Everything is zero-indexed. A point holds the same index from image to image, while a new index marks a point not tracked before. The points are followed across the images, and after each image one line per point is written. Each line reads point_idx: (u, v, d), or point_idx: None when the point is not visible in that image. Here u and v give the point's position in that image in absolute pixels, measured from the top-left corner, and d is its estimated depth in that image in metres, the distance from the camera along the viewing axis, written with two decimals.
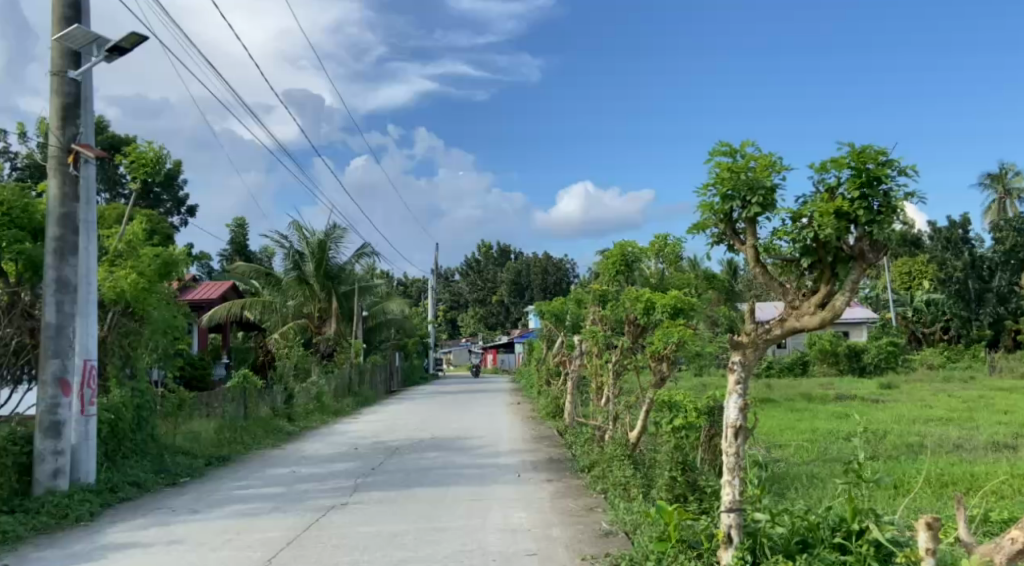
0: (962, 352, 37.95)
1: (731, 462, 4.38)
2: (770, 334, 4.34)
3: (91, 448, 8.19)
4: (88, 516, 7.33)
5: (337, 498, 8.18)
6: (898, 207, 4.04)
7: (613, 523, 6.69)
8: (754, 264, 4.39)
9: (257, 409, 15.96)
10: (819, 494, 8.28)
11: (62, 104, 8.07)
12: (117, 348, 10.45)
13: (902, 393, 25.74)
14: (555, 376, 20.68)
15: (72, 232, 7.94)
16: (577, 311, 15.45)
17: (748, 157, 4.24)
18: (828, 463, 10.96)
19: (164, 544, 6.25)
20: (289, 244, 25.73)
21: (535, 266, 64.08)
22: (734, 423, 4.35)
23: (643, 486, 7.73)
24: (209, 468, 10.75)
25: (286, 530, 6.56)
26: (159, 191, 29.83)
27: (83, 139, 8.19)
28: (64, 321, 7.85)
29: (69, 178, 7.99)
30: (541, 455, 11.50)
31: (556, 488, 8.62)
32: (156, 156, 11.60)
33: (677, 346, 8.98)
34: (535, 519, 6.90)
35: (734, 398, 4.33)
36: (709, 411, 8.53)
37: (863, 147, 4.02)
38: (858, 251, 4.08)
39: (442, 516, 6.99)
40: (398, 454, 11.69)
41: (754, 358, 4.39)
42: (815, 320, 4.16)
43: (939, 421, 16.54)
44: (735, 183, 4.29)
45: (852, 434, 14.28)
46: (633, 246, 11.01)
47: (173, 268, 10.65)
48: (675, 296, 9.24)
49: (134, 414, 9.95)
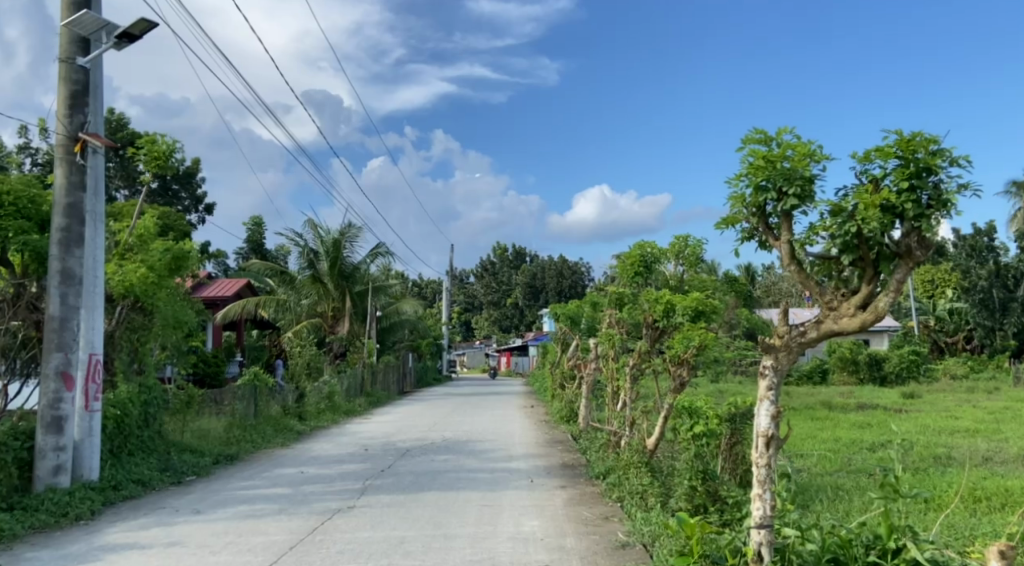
0: (985, 362, 37.38)
1: (762, 474, 4.06)
2: (805, 337, 4.02)
3: (94, 444, 8.00)
4: (88, 514, 7.13)
5: (343, 501, 7.92)
6: (949, 200, 3.74)
7: (630, 534, 6.37)
8: (788, 261, 4.09)
9: (268, 407, 15.80)
10: (848, 507, 7.97)
11: (70, 92, 7.89)
12: (125, 343, 10.31)
13: (926, 403, 25.17)
14: (569, 379, 20.37)
15: (78, 223, 7.72)
16: (592, 314, 15.13)
17: (785, 145, 3.93)
18: (853, 475, 10.59)
19: (162, 546, 6.01)
20: (304, 242, 25.54)
21: (551, 270, 63.45)
22: (765, 432, 4.02)
23: (661, 495, 7.47)
24: (216, 467, 10.52)
25: (289, 535, 6.31)
26: (177, 188, 29.81)
27: (91, 127, 7.99)
28: (68, 314, 7.66)
29: (76, 167, 7.82)
30: (556, 460, 11.22)
31: (570, 496, 8.31)
32: (169, 149, 11.42)
33: (698, 350, 8.69)
34: (548, 528, 6.60)
35: (765, 405, 4.02)
36: (730, 418, 8.30)
37: (912, 135, 3.72)
38: (904, 248, 3.78)
39: (451, 522, 6.72)
40: (409, 456, 11.44)
41: (788, 363, 4.06)
42: (856, 322, 3.87)
43: (966, 433, 16.05)
44: (770, 173, 3.98)
45: (877, 445, 13.89)
46: (652, 247, 10.63)
47: (184, 263, 10.50)
48: (696, 299, 8.94)
49: (141, 410, 9.75)
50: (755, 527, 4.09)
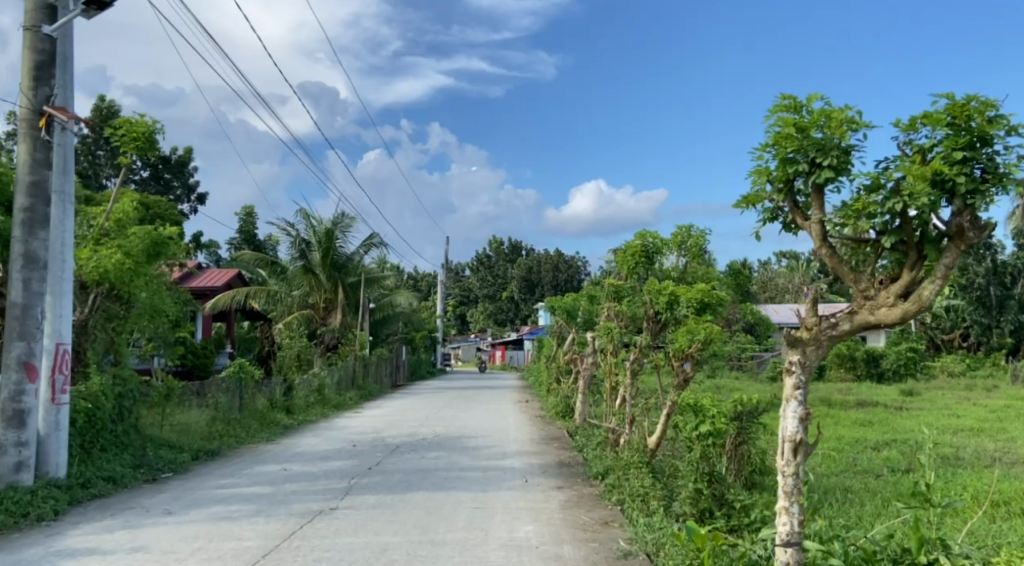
0: (982, 361, 37.07)
1: (788, 484, 3.58)
2: (837, 329, 3.55)
3: (62, 439, 7.51)
4: (51, 514, 6.65)
5: (325, 502, 7.43)
6: (1006, 174, 3.28)
7: (632, 542, 5.91)
8: (819, 244, 3.61)
9: (254, 400, 15.29)
10: (864, 512, 7.53)
11: (35, 63, 7.39)
12: (100, 332, 9.81)
13: (927, 401, 24.80)
14: (565, 374, 19.91)
15: (42, 203, 7.26)
16: (590, 308, 14.60)
17: (818, 111, 3.46)
18: (860, 476, 10.16)
19: (125, 552, 5.53)
20: (295, 232, 24.99)
21: (545, 264, 62.58)
22: (792, 437, 3.55)
23: (664, 498, 7.06)
24: (195, 463, 10.05)
25: (263, 540, 5.83)
26: (170, 176, 29.23)
27: (58, 101, 7.48)
28: (32, 300, 7.17)
29: (40, 144, 7.34)
30: (551, 458, 10.82)
31: (566, 497, 7.86)
32: (149, 129, 10.90)
33: (703, 344, 8.22)
34: (542, 534, 6.14)
35: (792, 407, 3.55)
36: (735, 417, 7.83)
37: (966, 99, 3.29)
38: (955, 228, 3.31)
39: (439, 527, 6.26)
40: (398, 453, 10.98)
41: (817, 358, 3.59)
42: (896, 313, 3.40)
43: (970, 431, 15.66)
44: (798, 143, 3.51)
45: (881, 443, 13.47)
46: (654, 236, 10.06)
47: (163, 248, 9.85)
48: (702, 291, 8.48)
49: (115, 403, 9.24)
50: (781, 544, 3.62)
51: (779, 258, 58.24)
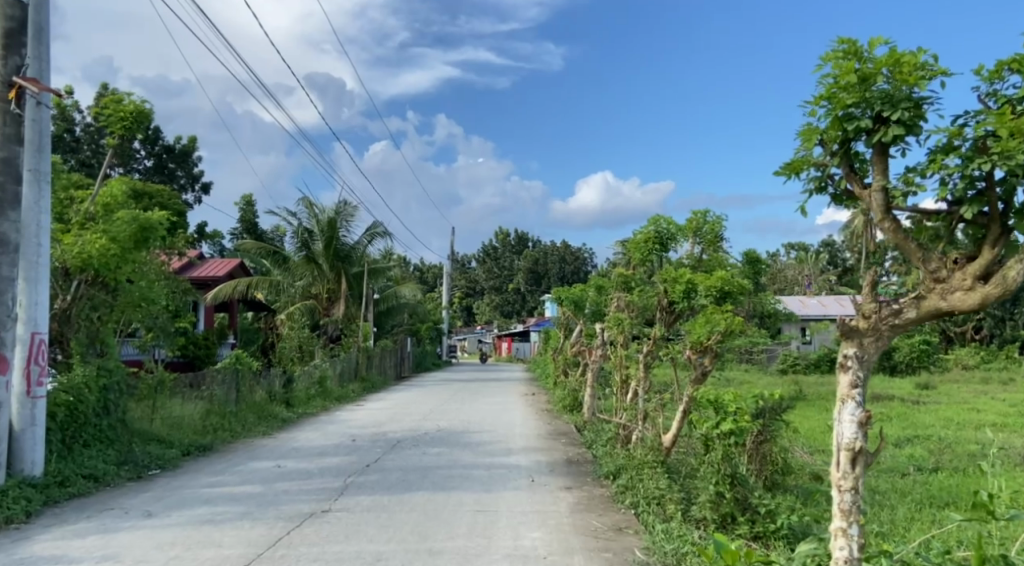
0: (997, 353, 36.43)
1: (846, 502, 3.03)
2: (901, 318, 3.00)
3: (38, 435, 7.03)
4: (22, 516, 6.17)
5: (317, 503, 6.94)
6: None
7: (649, 552, 5.37)
8: (882, 216, 3.14)
9: (252, 392, 14.80)
10: (899, 516, 7.00)
11: (6, 30, 6.96)
12: (84, 322, 9.32)
13: (943, 395, 24.27)
14: (573, 366, 19.39)
15: (12, 182, 6.77)
16: (597, 298, 14.05)
17: (884, 56, 3.05)
18: (885, 474, 9.64)
19: (92, 561, 5.03)
20: (298, 222, 24.48)
21: (552, 255, 61.85)
22: (849, 446, 2.98)
23: (682, 501, 6.53)
24: (185, 460, 9.57)
25: (245, 548, 5.33)
26: (173, 166, 28.74)
27: (29, 72, 7.00)
28: (3, 286, 6.67)
29: (11, 118, 6.86)
30: (558, 455, 10.32)
31: (576, 499, 7.35)
32: (138, 109, 10.35)
33: (724, 336, 7.65)
34: (551, 543, 5.61)
35: (850, 409, 2.98)
36: (758, 415, 7.29)
37: None
38: None
39: (438, 533, 5.76)
40: (398, 450, 10.48)
41: (876, 352, 3.06)
42: (974, 299, 2.88)
43: (993, 427, 15.11)
44: (861, 94, 3.10)
45: (903, 440, 12.92)
46: (667, 222, 9.51)
47: (152, 234, 9.22)
48: (722, 278, 7.94)
49: (99, 396, 8.71)
50: None
51: (788, 250, 57.61)
